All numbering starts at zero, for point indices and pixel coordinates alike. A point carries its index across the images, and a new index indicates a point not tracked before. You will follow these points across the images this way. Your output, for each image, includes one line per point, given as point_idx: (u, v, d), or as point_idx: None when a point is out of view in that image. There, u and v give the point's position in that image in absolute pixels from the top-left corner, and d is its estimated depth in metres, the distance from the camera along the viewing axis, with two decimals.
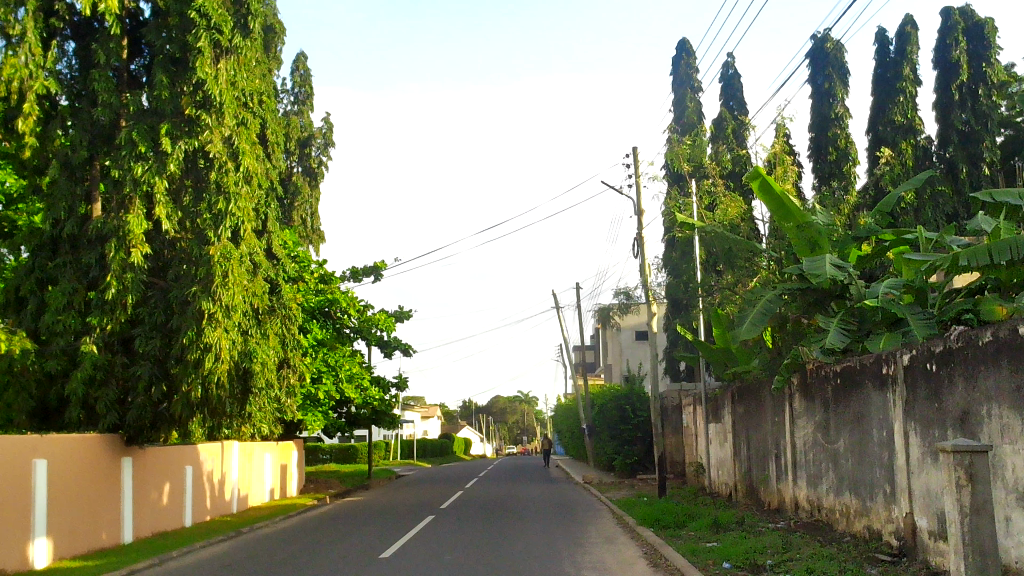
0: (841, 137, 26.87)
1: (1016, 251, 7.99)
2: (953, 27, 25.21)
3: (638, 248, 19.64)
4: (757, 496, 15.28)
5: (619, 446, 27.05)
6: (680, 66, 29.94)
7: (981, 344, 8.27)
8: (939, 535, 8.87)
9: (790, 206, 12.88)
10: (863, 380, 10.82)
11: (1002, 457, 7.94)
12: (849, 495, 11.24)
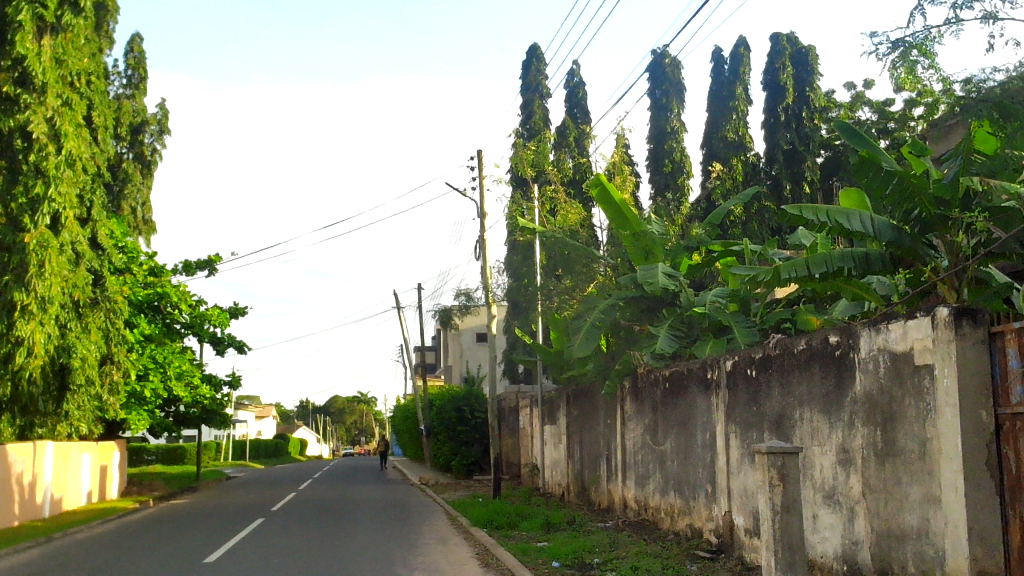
0: (677, 150, 27.94)
1: (830, 265, 8.45)
2: (782, 51, 26.82)
3: (480, 250, 19.77)
4: (588, 496, 15.68)
5: (456, 447, 27.12)
6: (529, 71, 30.29)
7: (795, 351, 8.78)
8: (754, 532, 9.37)
9: (626, 214, 13.20)
10: (690, 384, 11.29)
11: (812, 458, 8.47)
12: (673, 495, 11.70)
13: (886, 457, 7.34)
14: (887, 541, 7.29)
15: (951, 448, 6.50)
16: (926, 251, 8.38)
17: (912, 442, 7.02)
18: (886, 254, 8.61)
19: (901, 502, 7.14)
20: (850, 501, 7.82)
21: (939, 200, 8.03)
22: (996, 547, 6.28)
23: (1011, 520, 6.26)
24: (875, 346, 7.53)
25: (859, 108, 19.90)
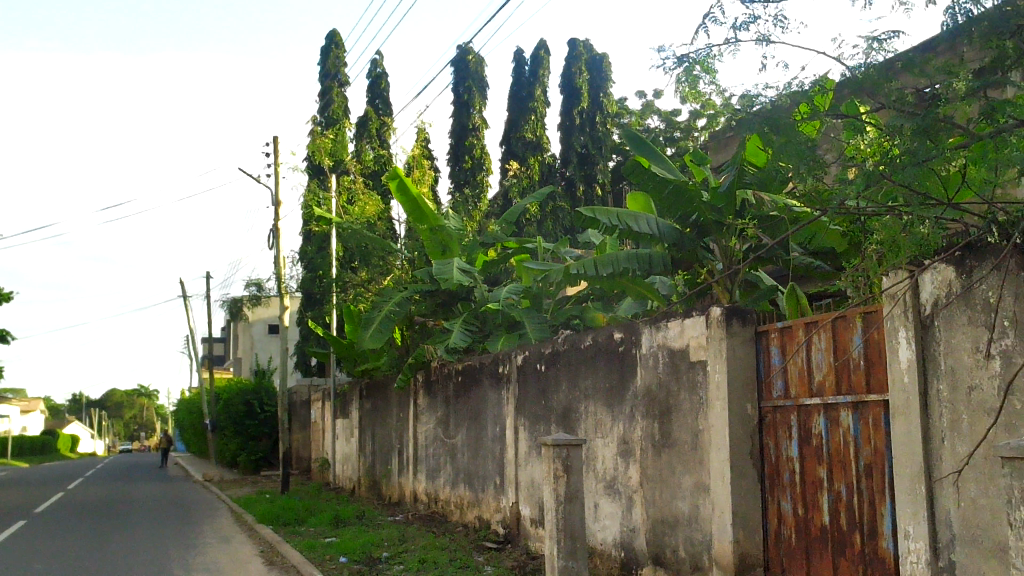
0: (477, 147, 28.15)
1: (616, 265, 8.81)
2: (579, 56, 27.63)
3: (273, 239, 19.18)
4: (378, 490, 15.59)
5: (243, 442, 26.23)
6: (328, 58, 29.75)
7: (582, 347, 9.10)
8: (539, 522, 9.64)
9: (424, 208, 13.17)
10: (482, 378, 11.47)
11: (594, 449, 8.81)
12: (463, 488, 11.83)
13: (662, 448, 7.75)
14: (661, 527, 7.69)
15: (720, 439, 6.94)
16: (704, 254, 9.02)
17: (686, 434, 7.45)
18: (668, 257, 8.98)
19: (674, 490, 7.56)
20: (629, 490, 8.20)
21: (714, 207, 8.62)
22: (756, 530, 6.78)
23: (770, 505, 6.78)
24: (655, 342, 7.92)
25: (649, 116, 20.91)
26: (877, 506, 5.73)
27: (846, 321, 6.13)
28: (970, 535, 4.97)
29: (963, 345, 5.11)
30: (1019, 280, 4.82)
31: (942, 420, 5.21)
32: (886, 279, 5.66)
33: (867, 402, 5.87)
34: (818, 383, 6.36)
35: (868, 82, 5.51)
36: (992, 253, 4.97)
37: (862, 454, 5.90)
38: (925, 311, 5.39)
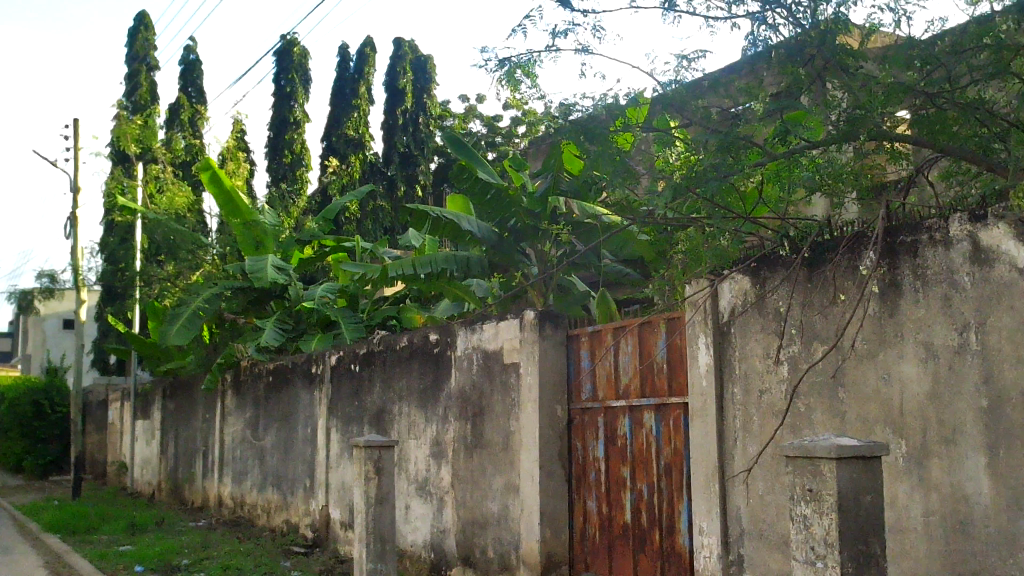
0: (298, 142, 25.91)
1: (435, 266, 8.77)
2: (403, 56, 26.05)
3: (70, 228, 17.93)
4: (180, 495, 14.88)
5: (30, 445, 24.37)
6: (134, 39, 28.35)
7: (397, 348, 9.03)
8: (349, 525, 9.50)
9: (237, 202, 12.70)
10: (294, 378, 11.18)
11: (407, 450, 8.77)
12: (271, 491, 11.49)
13: (474, 449, 7.82)
14: (471, 527, 7.75)
15: (531, 440, 7.08)
16: (520, 258, 9.17)
17: (497, 435, 7.54)
18: (486, 260, 9.07)
19: (484, 491, 7.64)
20: (440, 491, 8.21)
21: (531, 212, 8.79)
22: (562, 528, 6.96)
23: (576, 503, 6.96)
24: (470, 344, 7.98)
25: (471, 119, 20.94)
26: (675, 503, 5.99)
27: (651, 327, 6.38)
28: (757, 530, 5.30)
29: (755, 351, 5.44)
30: (805, 291, 5.19)
31: (735, 422, 5.53)
32: (689, 287, 5.94)
33: (668, 404, 6.14)
34: (624, 386, 6.59)
35: (677, 99, 5.80)
36: (783, 265, 5.32)
37: (663, 454, 6.16)
38: (722, 318, 5.70)
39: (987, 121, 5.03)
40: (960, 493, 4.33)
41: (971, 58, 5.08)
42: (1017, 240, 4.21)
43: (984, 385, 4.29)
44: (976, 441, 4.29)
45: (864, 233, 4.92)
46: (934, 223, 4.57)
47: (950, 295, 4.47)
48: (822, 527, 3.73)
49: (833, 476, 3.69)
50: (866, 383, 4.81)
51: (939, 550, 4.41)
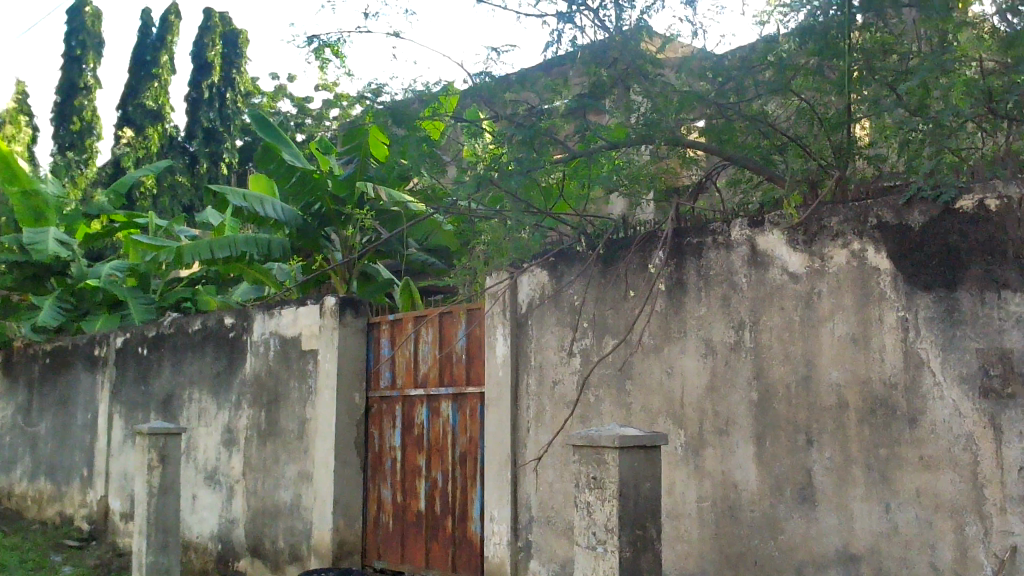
0: (88, 110, 23.44)
1: (234, 248, 8.42)
2: (212, 27, 22.88)
3: None
4: None
5: None
6: None
7: (189, 332, 8.63)
8: (129, 517, 9.00)
9: (16, 169, 11.71)
10: (74, 360, 10.46)
11: (195, 438, 8.40)
12: (43, 481, 10.70)
13: (267, 437, 7.60)
14: (261, 518, 7.54)
15: (326, 428, 6.96)
16: (324, 244, 8.98)
17: (292, 423, 7.37)
18: (288, 244, 8.81)
19: (276, 480, 7.45)
20: (230, 481, 7.94)
21: (337, 197, 8.64)
22: (355, 517, 6.89)
23: (370, 492, 6.92)
24: (267, 329, 7.75)
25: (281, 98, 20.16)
26: (468, 491, 6.07)
27: (451, 316, 6.43)
28: (546, 516, 5.46)
29: (551, 343, 5.60)
30: (599, 287, 5.39)
31: (529, 412, 5.67)
32: (490, 278, 6.03)
33: (465, 394, 6.20)
34: (422, 374, 6.59)
35: (486, 91, 5.74)
36: (579, 262, 5.51)
37: (458, 443, 6.22)
38: (521, 310, 5.84)
39: (768, 133, 5.35)
40: (731, 480, 4.63)
41: (757, 74, 5.37)
42: (789, 246, 4.54)
43: (755, 380, 4.60)
44: (746, 432, 4.60)
45: (654, 233, 5.17)
46: (718, 227, 4.85)
47: (728, 294, 4.76)
48: (604, 513, 3.89)
49: (615, 464, 3.85)
50: (651, 376, 5.05)
51: (709, 533, 4.69)
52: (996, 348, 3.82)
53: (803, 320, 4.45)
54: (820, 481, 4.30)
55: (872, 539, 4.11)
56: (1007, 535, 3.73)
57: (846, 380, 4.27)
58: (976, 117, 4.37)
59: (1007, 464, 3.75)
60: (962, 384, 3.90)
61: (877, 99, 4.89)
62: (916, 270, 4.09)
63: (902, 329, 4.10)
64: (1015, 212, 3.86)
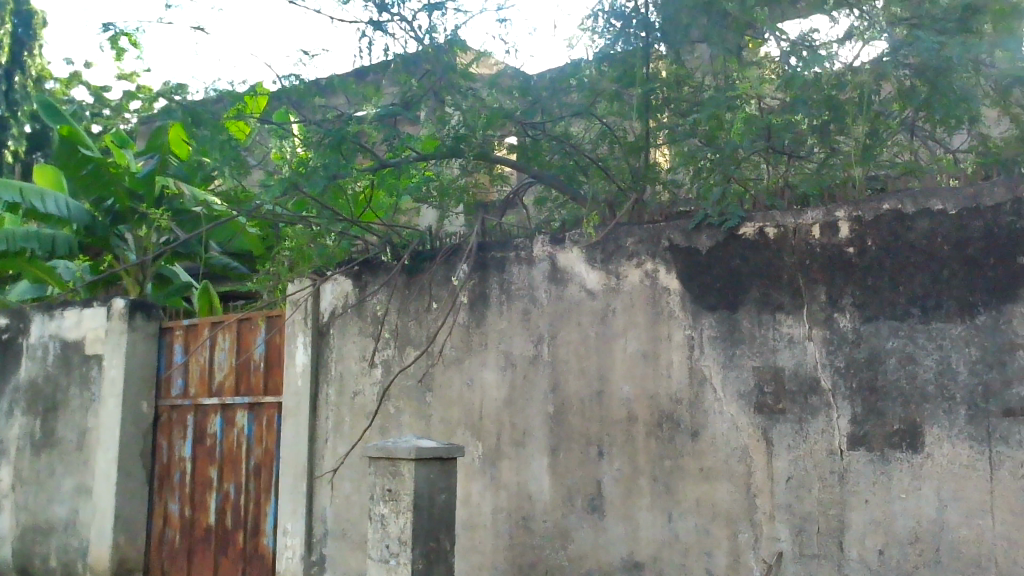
0: None
1: (12, 243, 7.71)
2: None
3: None
4: None
5: None
6: None
7: None
8: None
9: None
10: None
11: None
12: None
13: (42, 448, 7.06)
14: (32, 534, 6.99)
15: (109, 438, 6.56)
16: (115, 242, 8.47)
17: (71, 432, 6.90)
18: (75, 241, 8.23)
19: (51, 494, 6.93)
20: None
21: (133, 194, 8.17)
22: (138, 532, 6.52)
23: (156, 505, 6.56)
24: (47, 332, 7.21)
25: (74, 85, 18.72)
26: (261, 504, 5.87)
27: (249, 323, 6.20)
28: (341, 529, 5.36)
29: (352, 353, 5.53)
30: (402, 298, 5.38)
31: (327, 423, 5.58)
32: (291, 285, 5.86)
33: (263, 403, 6.00)
34: (217, 383, 6.31)
35: (295, 94, 5.58)
36: (384, 271, 5.51)
37: (253, 454, 6.00)
38: (322, 319, 5.73)
39: (572, 153, 5.49)
40: (525, 491, 4.72)
41: (565, 96, 5.50)
42: (587, 264, 4.69)
43: (551, 393, 4.72)
44: (541, 444, 4.71)
45: (459, 246, 5.21)
46: (522, 243, 4.94)
47: (528, 309, 4.86)
48: (397, 525, 3.86)
49: (410, 476, 3.84)
50: (451, 387, 5.08)
51: (503, 544, 4.76)
52: (771, 367, 4.10)
53: (598, 335, 4.61)
54: (609, 491, 4.46)
55: (654, 547, 4.30)
56: (775, 541, 4.00)
57: (636, 394, 4.45)
58: (759, 151, 4.73)
59: (777, 475, 4.02)
60: (740, 400, 4.16)
61: (672, 127, 5.15)
62: (702, 291, 4.33)
63: (688, 346, 4.32)
64: (790, 241, 4.15)
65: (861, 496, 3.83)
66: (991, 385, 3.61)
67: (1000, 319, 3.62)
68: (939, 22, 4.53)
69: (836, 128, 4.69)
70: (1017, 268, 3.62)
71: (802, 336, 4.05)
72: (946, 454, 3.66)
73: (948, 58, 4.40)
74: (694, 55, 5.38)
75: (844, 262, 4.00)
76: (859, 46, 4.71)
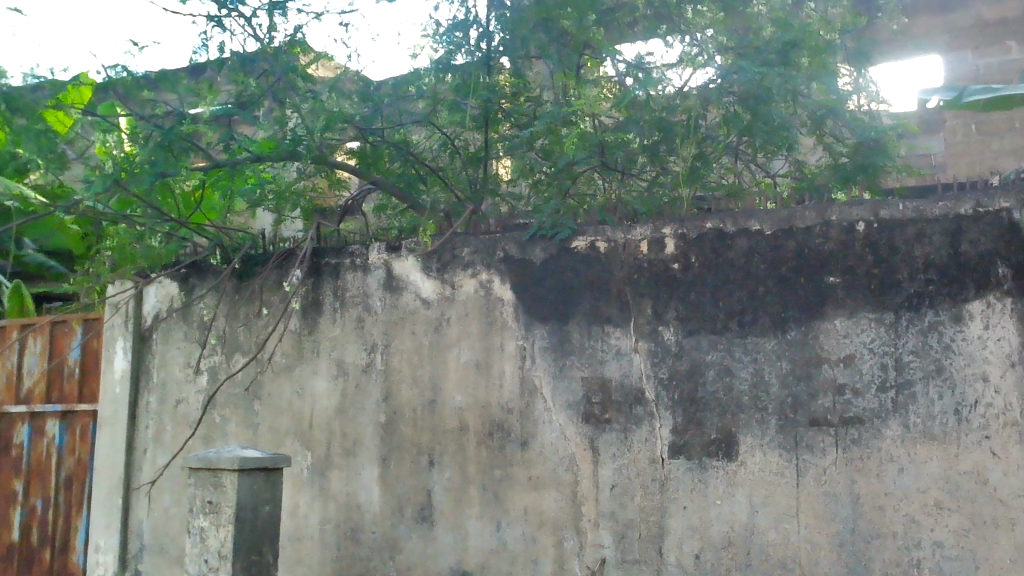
0: None
1: None
2: None
3: None
4: None
5: None
6: None
7: None
8: None
9: None
10: None
11: None
12: None
13: None
14: None
15: None
16: None
17: None
18: None
19: None
20: None
21: None
22: None
23: None
24: None
25: None
26: (73, 519, 5.56)
27: (63, 326, 5.82)
28: (159, 544, 5.12)
29: (176, 359, 5.30)
30: (231, 302, 5.21)
31: (147, 432, 5.32)
32: (111, 286, 5.56)
33: (76, 411, 5.67)
34: (25, 390, 5.87)
35: (122, 86, 5.20)
36: (212, 275, 5.33)
37: (64, 465, 5.67)
38: (145, 323, 5.47)
39: (412, 162, 5.41)
40: (354, 501, 4.65)
41: (406, 104, 5.41)
42: (423, 273, 4.68)
43: (383, 402, 4.67)
44: (371, 454, 4.65)
45: (292, 251, 5.09)
46: (357, 249, 4.87)
47: (362, 317, 4.80)
48: (217, 539, 3.72)
49: (233, 488, 3.70)
50: (280, 396, 4.95)
51: (329, 556, 4.67)
52: (598, 378, 4.20)
53: (431, 345, 4.60)
54: (439, 501, 4.45)
55: (482, 556, 4.32)
56: (598, 548, 4.10)
57: (468, 404, 4.47)
58: (591, 167, 4.87)
59: (602, 483, 4.13)
60: (568, 409, 4.24)
61: (509, 140, 5.18)
62: (535, 303, 4.40)
63: (520, 357, 4.38)
64: (620, 255, 4.27)
65: (680, 503, 3.98)
66: (800, 397, 3.84)
67: (809, 334, 3.86)
68: (763, 53, 4.76)
69: (665, 150, 4.87)
70: (824, 286, 3.87)
71: (629, 348, 4.17)
72: (758, 462, 3.86)
73: (769, 88, 4.64)
74: (534, 69, 5.48)
75: (669, 277, 4.16)
76: (689, 72, 4.92)
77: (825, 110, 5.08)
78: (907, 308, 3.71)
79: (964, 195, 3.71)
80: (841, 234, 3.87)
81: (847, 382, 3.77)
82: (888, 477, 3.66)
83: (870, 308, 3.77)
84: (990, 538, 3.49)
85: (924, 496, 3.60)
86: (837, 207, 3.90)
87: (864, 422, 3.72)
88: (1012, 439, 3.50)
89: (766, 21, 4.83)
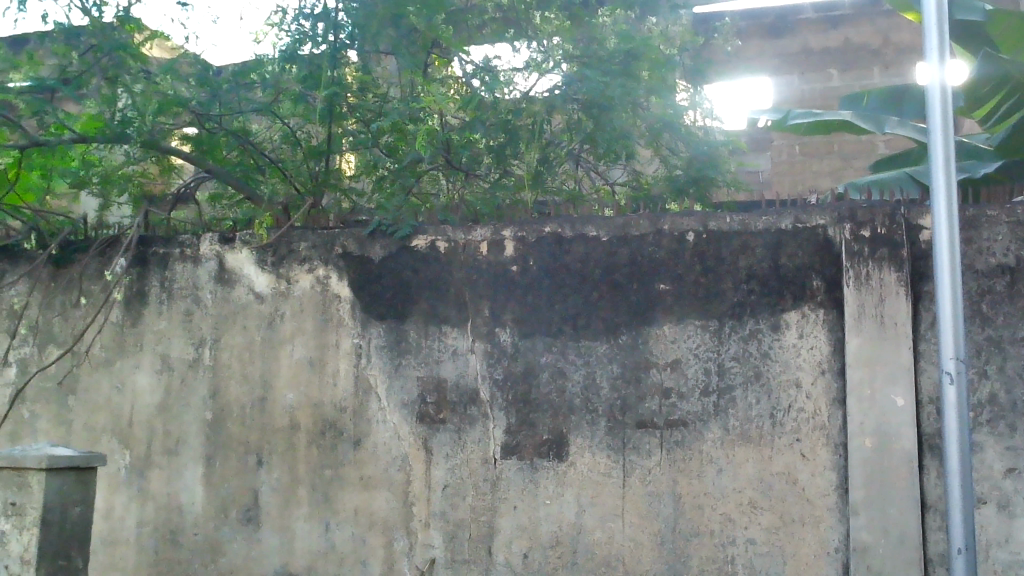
0: None
1: None
2: None
3: None
4: None
5: None
6: None
7: None
8: None
9: None
10: None
11: None
12: None
13: None
14: None
15: None
16: None
17: None
18: None
19: None
20: None
21: None
22: None
23: None
24: None
25: None
26: None
27: None
28: None
29: None
30: (47, 291, 4.87)
31: None
32: None
33: None
34: None
35: None
36: (25, 260, 4.96)
37: None
38: None
39: (250, 152, 5.17)
40: (174, 502, 4.46)
41: (247, 92, 5.19)
42: (257, 266, 4.53)
43: (209, 399, 4.50)
44: (195, 453, 4.47)
45: (117, 237, 4.83)
46: (187, 239, 4.66)
47: (191, 310, 4.60)
48: (20, 543, 3.48)
49: (39, 488, 3.47)
50: (97, 392, 4.68)
51: (147, 559, 4.47)
52: (434, 377, 4.19)
53: (263, 340, 4.46)
54: (266, 502, 4.32)
55: (309, 557, 4.24)
56: (428, 548, 4.10)
57: (299, 402, 4.36)
58: (435, 164, 4.83)
59: (434, 483, 4.12)
60: (403, 409, 4.21)
61: (356, 136, 5.06)
62: (371, 301, 4.34)
63: (356, 355, 4.31)
64: (460, 256, 4.27)
65: (510, 502, 4.03)
66: (628, 400, 3.95)
67: (639, 338, 3.98)
68: (605, 63, 4.88)
69: (510, 152, 4.93)
70: (654, 293, 4.00)
71: (465, 348, 4.18)
72: (588, 462, 3.95)
73: (611, 98, 4.83)
74: (379, 63, 5.39)
75: (506, 279, 4.19)
76: (534, 77, 5.01)
77: (663, 122, 5.23)
78: (731, 316, 3.88)
79: (785, 211, 3.91)
80: (672, 243, 4.01)
81: (673, 386, 3.91)
82: (708, 477, 3.82)
83: (696, 316, 3.93)
84: (798, 535, 3.71)
85: (739, 496, 3.78)
86: (669, 218, 4.04)
87: (687, 425, 3.87)
88: (820, 442, 3.72)
89: (609, 32, 4.96)
